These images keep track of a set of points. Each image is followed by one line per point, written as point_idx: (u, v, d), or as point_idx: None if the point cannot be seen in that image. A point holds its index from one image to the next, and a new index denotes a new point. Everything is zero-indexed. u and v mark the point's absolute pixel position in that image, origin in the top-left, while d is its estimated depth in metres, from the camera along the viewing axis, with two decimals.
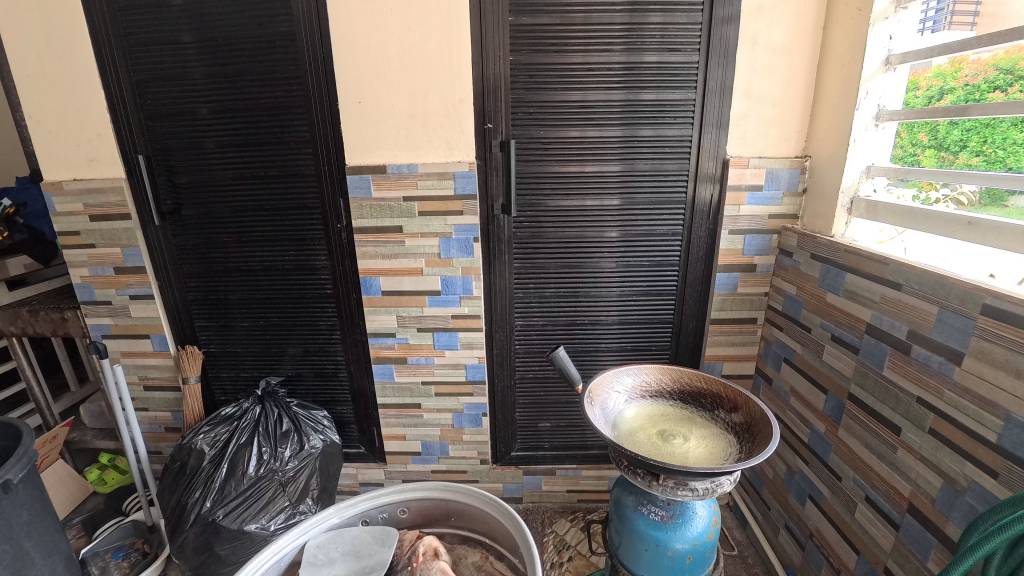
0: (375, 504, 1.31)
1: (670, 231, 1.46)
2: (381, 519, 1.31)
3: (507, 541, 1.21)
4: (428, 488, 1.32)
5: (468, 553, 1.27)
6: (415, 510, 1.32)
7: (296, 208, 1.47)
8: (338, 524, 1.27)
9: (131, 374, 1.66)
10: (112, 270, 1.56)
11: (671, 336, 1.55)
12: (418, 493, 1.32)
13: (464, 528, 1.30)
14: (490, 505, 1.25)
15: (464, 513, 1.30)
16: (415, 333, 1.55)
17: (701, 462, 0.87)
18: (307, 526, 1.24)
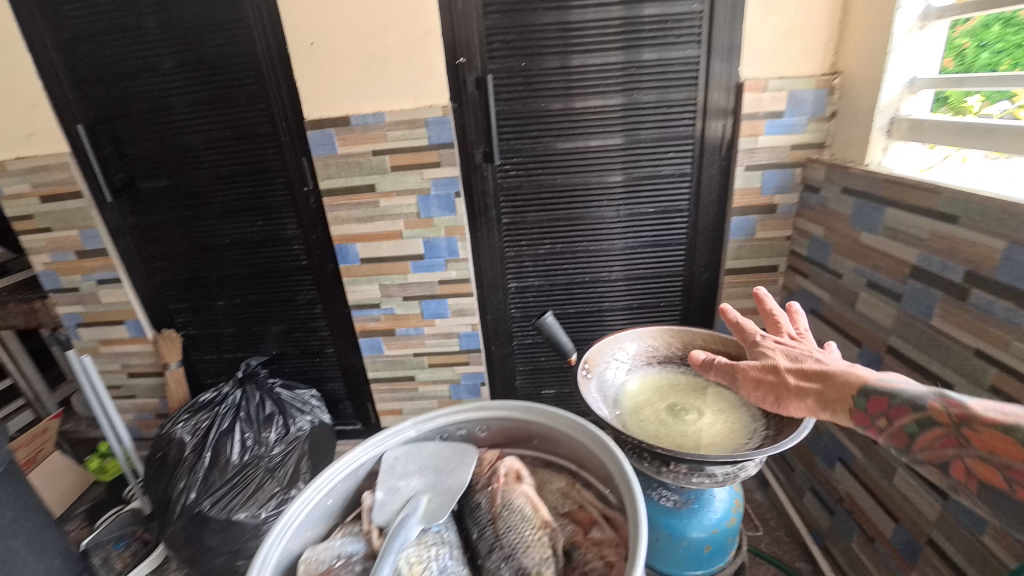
0: (454, 420, 0.97)
1: (677, 172, 1.28)
2: (459, 438, 0.98)
3: (601, 474, 0.85)
4: (516, 409, 0.95)
5: (553, 478, 0.92)
6: (497, 431, 0.98)
7: (256, 172, 1.32)
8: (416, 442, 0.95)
9: (112, 363, 1.58)
10: (74, 255, 1.45)
11: (681, 290, 1.40)
12: (504, 412, 0.96)
13: (554, 455, 0.94)
14: (579, 432, 0.88)
15: (554, 439, 0.93)
16: (401, 302, 1.43)
17: (726, 442, 0.75)
18: (379, 441, 0.94)
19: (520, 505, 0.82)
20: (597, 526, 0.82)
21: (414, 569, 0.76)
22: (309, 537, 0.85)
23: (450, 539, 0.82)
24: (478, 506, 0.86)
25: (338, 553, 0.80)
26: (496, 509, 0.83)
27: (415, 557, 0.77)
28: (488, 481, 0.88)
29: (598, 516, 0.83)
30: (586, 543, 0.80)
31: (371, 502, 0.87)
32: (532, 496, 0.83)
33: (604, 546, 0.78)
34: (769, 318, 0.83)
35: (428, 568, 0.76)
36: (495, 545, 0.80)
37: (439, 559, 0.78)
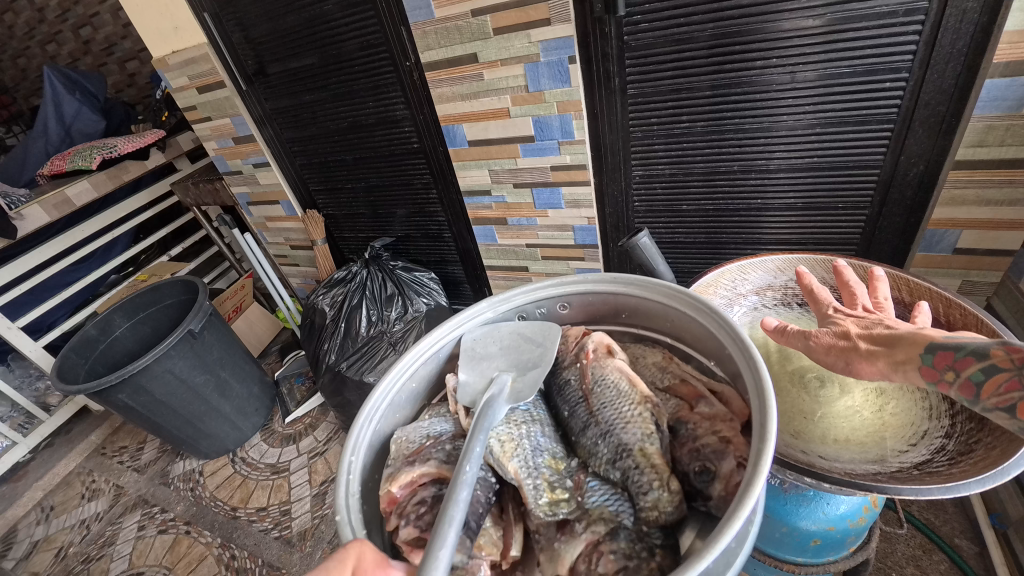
0: (531, 297, 0.69)
1: (898, 11, 0.84)
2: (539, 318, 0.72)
3: (706, 345, 0.61)
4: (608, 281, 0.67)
5: (647, 353, 0.69)
6: (581, 309, 0.71)
7: (364, 48, 1.22)
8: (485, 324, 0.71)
9: (277, 236, 1.81)
10: (232, 141, 1.58)
11: (874, 187, 1.03)
12: (585, 283, 0.68)
13: (649, 330, 0.69)
14: (680, 302, 0.62)
15: (654, 313, 0.66)
16: (512, 190, 1.32)
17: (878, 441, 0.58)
18: (444, 330, 0.66)
19: (614, 381, 0.61)
20: (705, 400, 0.59)
21: (506, 449, 0.56)
22: (396, 422, 0.63)
23: (541, 418, 0.63)
24: (564, 385, 0.66)
25: (427, 430, 0.59)
26: (588, 386, 0.63)
27: (506, 434, 0.58)
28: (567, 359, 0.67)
29: (705, 390, 0.60)
30: (695, 419, 0.58)
31: (456, 384, 0.64)
32: (626, 368, 0.63)
33: (718, 421, 0.56)
34: (844, 289, 0.65)
35: (522, 447, 0.57)
36: (589, 423, 0.61)
37: (531, 436, 0.59)
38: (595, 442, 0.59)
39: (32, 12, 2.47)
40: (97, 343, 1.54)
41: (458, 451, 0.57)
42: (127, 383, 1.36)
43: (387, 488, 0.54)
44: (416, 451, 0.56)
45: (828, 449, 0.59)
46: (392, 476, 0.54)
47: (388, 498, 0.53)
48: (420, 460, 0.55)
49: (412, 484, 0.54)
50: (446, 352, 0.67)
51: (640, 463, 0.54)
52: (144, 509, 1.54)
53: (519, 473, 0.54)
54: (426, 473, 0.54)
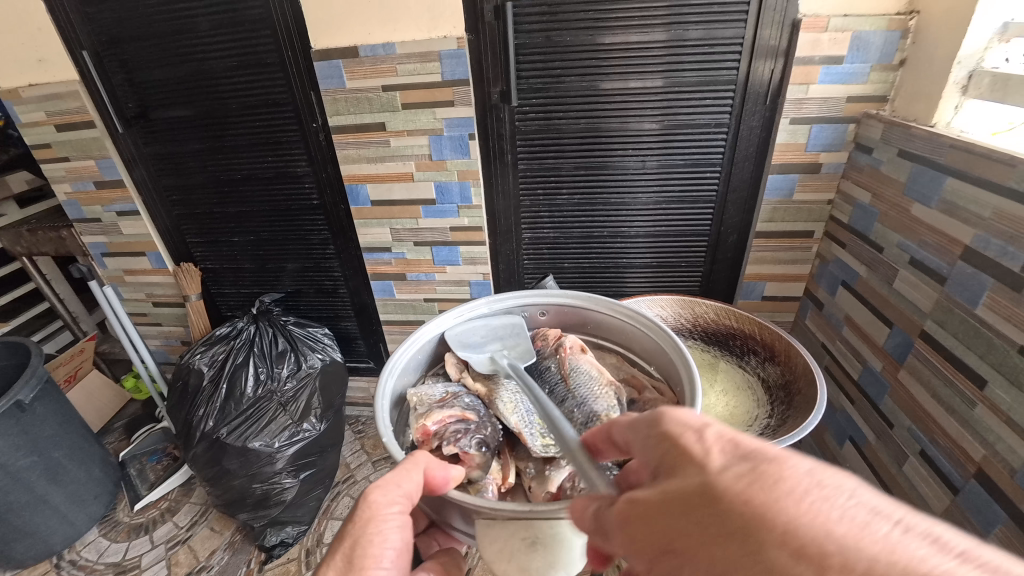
0: (521, 301, 0.87)
1: (713, 121, 1.16)
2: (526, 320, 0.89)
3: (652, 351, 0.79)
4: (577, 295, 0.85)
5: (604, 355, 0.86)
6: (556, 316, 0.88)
7: (266, 105, 1.25)
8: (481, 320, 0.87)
9: (137, 291, 1.63)
10: (93, 184, 1.44)
11: (706, 250, 1.32)
12: (565, 297, 0.86)
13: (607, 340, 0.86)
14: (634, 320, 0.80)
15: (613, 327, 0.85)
16: (412, 247, 1.40)
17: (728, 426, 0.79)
18: (450, 317, 0.83)
19: (586, 367, 0.75)
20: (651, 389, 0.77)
21: (508, 407, 0.73)
22: (405, 384, 0.78)
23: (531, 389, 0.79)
24: (543, 368, 0.78)
25: (445, 389, 0.75)
26: (565, 370, 0.75)
27: (508, 397, 0.74)
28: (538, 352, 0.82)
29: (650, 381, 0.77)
30: (645, 400, 0.74)
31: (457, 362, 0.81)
32: (595, 361, 0.77)
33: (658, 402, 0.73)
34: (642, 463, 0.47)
35: (518, 406, 0.73)
36: (566, 395, 0.73)
37: (524, 400, 0.75)
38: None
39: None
40: None
41: (473, 404, 0.73)
42: None
43: (422, 423, 0.69)
44: (441, 400, 0.72)
45: None
46: (427, 414, 0.69)
47: (423, 431, 0.68)
48: (446, 405, 0.71)
49: (444, 422, 0.69)
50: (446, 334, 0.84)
51: (605, 423, 0.68)
52: None
53: (517, 423, 0.70)
54: (452, 413, 0.69)
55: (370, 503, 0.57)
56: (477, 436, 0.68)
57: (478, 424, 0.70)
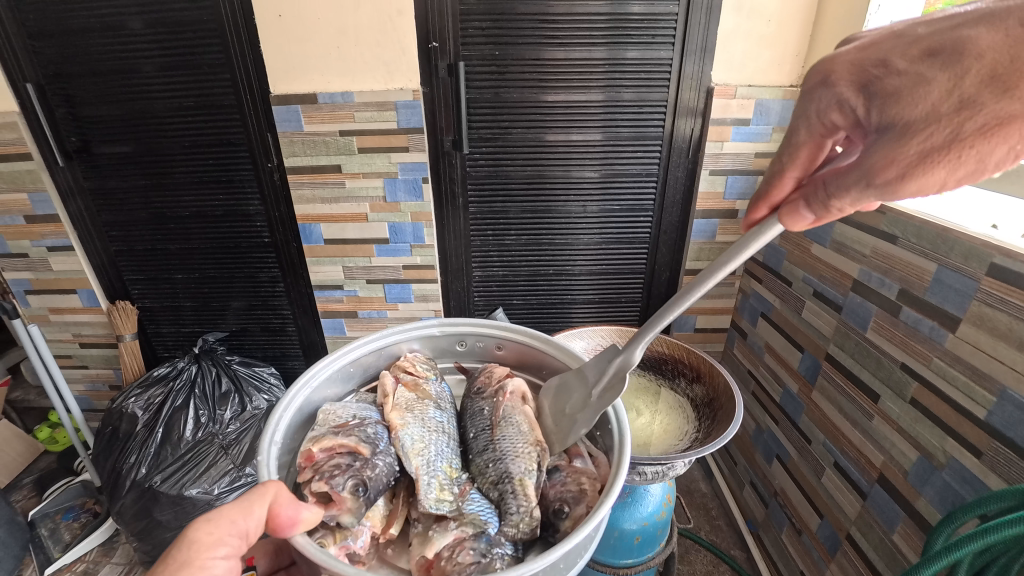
0: (476, 330, 0.93)
1: (644, 171, 1.29)
2: (476, 349, 0.94)
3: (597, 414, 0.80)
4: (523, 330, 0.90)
5: None
6: (512, 351, 0.93)
7: (220, 144, 1.27)
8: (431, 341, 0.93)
9: (63, 332, 1.53)
10: (23, 219, 1.37)
11: (642, 287, 1.44)
12: (512, 331, 0.91)
13: None
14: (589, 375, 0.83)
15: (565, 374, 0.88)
16: (365, 285, 1.42)
17: (661, 441, 0.89)
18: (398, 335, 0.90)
19: (517, 421, 0.78)
20: (581, 458, 0.78)
21: (416, 447, 0.74)
22: (329, 396, 0.82)
23: (449, 432, 0.81)
24: (477, 409, 0.83)
25: (356, 412, 0.76)
26: (495, 417, 0.79)
27: (419, 437, 0.76)
28: (479, 393, 0.85)
29: (585, 450, 0.79)
30: (568, 468, 0.75)
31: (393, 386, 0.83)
32: (529, 415, 0.81)
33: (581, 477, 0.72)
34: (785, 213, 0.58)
35: (428, 449, 0.75)
36: (488, 446, 0.77)
37: (437, 443, 0.77)
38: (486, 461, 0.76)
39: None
40: None
41: (372, 437, 0.72)
42: None
43: (310, 447, 0.69)
44: (342, 425, 0.73)
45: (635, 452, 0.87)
46: (318, 439, 0.69)
47: (308, 455, 0.68)
48: (344, 433, 0.71)
49: (332, 449, 0.69)
50: (392, 350, 0.90)
51: (516, 488, 0.70)
52: None
53: (419, 467, 0.71)
54: (344, 443, 0.69)
55: (191, 542, 0.54)
56: (356, 476, 0.66)
57: (366, 462, 0.68)
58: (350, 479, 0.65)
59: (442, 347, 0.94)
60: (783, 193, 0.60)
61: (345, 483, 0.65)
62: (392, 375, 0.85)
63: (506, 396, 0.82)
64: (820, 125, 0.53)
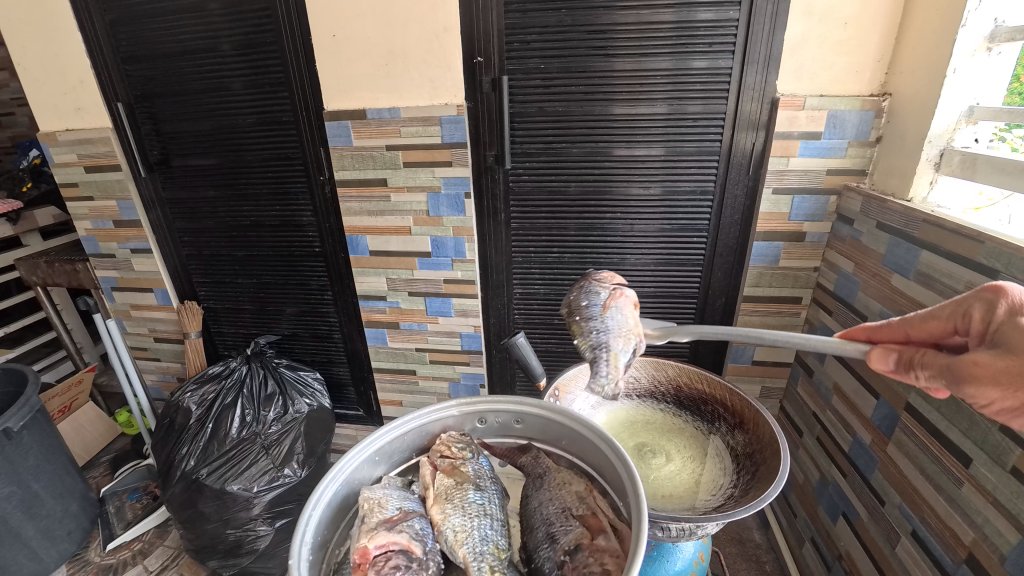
0: (496, 407, 0.89)
1: (698, 189, 1.20)
2: (496, 426, 0.91)
3: (619, 484, 0.76)
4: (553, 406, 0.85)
5: (572, 480, 0.81)
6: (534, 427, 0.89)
7: (278, 159, 1.34)
8: (454, 421, 0.90)
9: (140, 326, 1.68)
10: (112, 223, 1.52)
11: (695, 313, 1.33)
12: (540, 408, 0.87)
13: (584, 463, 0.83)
14: (606, 445, 0.79)
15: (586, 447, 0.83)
16: (406, 297, 1.43)
17: (692, 494, 0.83)
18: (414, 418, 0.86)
19: (626, 311, 0.78)
20: (604, 534, 0.72)
21: (458, 537, 0.72)
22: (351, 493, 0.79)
23: (493, 511, 0.78)
24: (591, 290, 0.81)
25: (401, 504, 0.75)
26: (608, 302, 0.78)
27: (461, 525, 0.73)
28: (596, 281, 0.82)
29: (607, 525, 0.73)
30: (591, 548, 0.69)
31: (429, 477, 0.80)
32: (637, 318, 0.79)
33: (603, 555, 0.68)
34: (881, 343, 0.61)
35: (472, 535, 0.72)
36: (593, 318, 0.77)
37: (481, 527, 0.74)
38: (541, 556, 0.74)
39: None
40: None
41: (421, 533, 0.71)
42: None
43: (363, 543, 0.66)
44: (391, 520, 0.71)
45: (657, 503, 0.81)
46: (371, 534, 0.67)
47: (361, 552, 0.66)
48: (394, 529, 0.69)
49: (386, 546, 0.67)
50: (413, 438, 0.87)
51: (610, 366, 0.74)
52: None
53: (467, 556, 0.70)
54: (397, 541, 0.68)
55: None
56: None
57: (420, 562, 0.68)
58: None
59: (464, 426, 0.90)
60: (890, 339, 0.61)
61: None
62: (429, 464, 0.82)
63: (620, 294, 0.79)
64: (961, 323, 0.54)
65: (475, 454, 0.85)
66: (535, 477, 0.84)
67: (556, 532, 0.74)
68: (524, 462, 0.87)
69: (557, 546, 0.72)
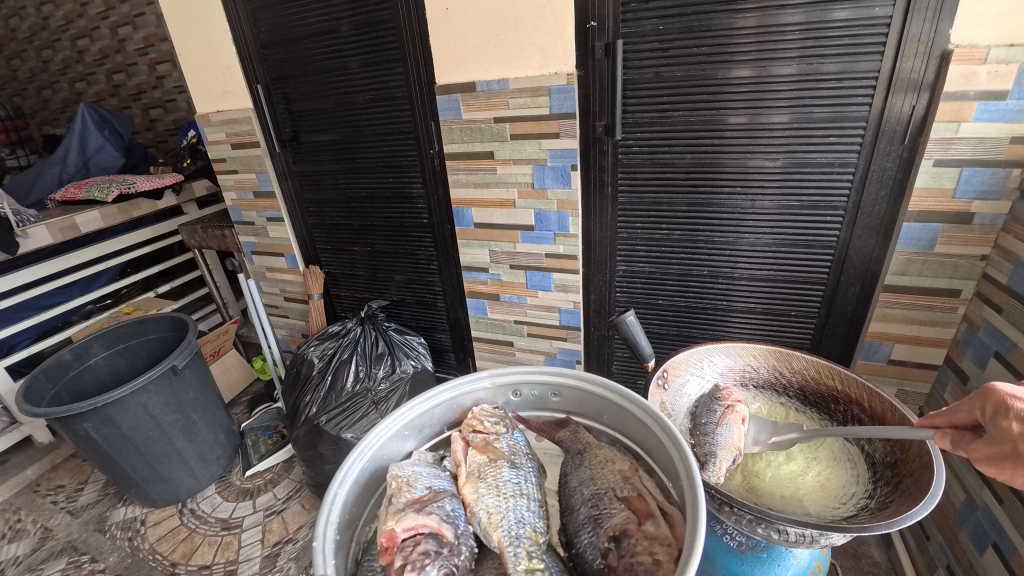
0: (529, 379, 0.94)
1: (836, 162, 1.06)
2: (531, 398, 0.96)
3: (667, 463, 0.78)
4: (587, 378, 0.90)
5: (614, 458, 0.83)
6: (571, 399, 0.94)
7: (392, 133, 1.40)
8: (484, 394, 0.95)
9: (273, 286, 1.89)
10: (251, 194, 1.71)
11: (820, 301, 1.20)
12: (578, 379, 0.91)
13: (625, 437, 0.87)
14: (653, 421, 0.80)
15: (627, 422, 0.87)
16: (508, 270, 1.45)
17: (815, 499, 0.77)
18: (445, 391, 0.92)
19: (732, 426, 0.82)
20: (652, 519, 0.72)
21: (492, 520, 0.73)
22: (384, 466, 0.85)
23: (528, 491, 0.79)
24: (709, 407, 0.87)
25: (430, 483, 0.77)
26: (720, 420, 0.83)
27: (494, 506, 0.74)
28: (714, 396, 0.88)
29: (655, 509, 0.73)
30: (638, 535, 0.69)
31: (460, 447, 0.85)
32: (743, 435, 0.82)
33: (655, 542, 0.68)
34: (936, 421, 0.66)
35: (506, 518, 0.73)
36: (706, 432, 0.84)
37: (516, 509, 0.75)
38: (583, 542, 0.74)
39: (73, 7, 2.60)
40: (69, 369, 1.52)
41: (451, 516, 0.72)
42: (97, 412, 1.35)
43: (391, 527, 0.69)
44: (419, 501, 0.73)
45: (774, 503, 0.77)
46: (398, 518, 0.69)
47: (389, 535, 0.68)
48: (422, 512, 0.70)
49: (414, 530, 0.68)
50: (447, 409, 0.92)
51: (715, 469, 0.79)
52: (72, 557, 1.45)
53: (501, 540, 0.70)
54: (426, 524, 0.69)
55: None
56: (444, 564, 0.66)
57: (450, 547, 0.68)
58: (440, 565, 0.65)
59: (496, 400, 0.96)
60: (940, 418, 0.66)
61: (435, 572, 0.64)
62: (461, 438, 0.86)
63: (733, 412, 0.83)
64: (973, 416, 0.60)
65: (509, 429, 0.88)
66: (574, 453, 0.88)
67: (598, 517, 0.74)
68: (562, 436, 0.92)
69: (599, 533, 0.73)
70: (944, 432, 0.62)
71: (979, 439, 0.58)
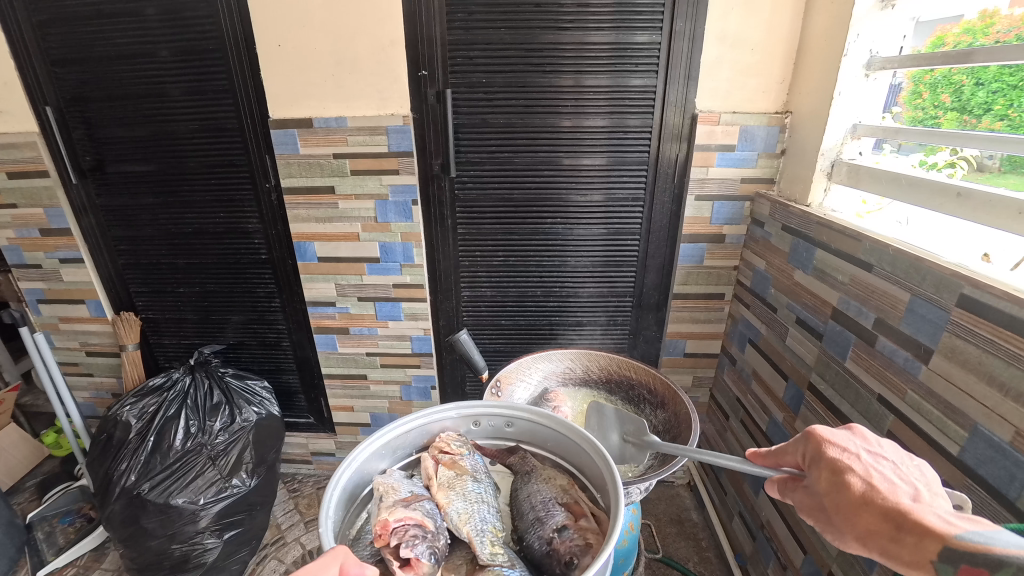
0: (490, 412, 0.98)
1: (631, 196, 1.30)
2: (489, 428, 0.99)
3: (599, 480, 0.86)
4: (538, 413, 0.94)
5: (555, 475, 0.90)
6: (524, 431, 0.98)
7: (222, 165, 1.33)
8: (452, 423, 0.98)
9: (70, 340, 1.60)
10: (38, 231, 1.45)
11: (631, 310, 1.42)
12: (530, 414, 0.95)
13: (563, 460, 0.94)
14: (587, 444, 0.88)
15: (566, 447, 0.93)
16: (356, 302, 1.46)
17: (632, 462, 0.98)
18: (419, 419, 0.95)
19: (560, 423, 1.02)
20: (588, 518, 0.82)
21: (464, 517, 0.82)
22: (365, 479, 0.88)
23: (489, 499, 0.88)
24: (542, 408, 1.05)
25: (412, 488, 0.85)
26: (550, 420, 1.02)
27: (464, 508, 0.83)
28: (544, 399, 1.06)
29: (589, 510, 0.84)
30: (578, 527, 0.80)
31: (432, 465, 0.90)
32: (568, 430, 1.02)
33: (588, 532, 0.80)
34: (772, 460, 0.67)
35: (473, 517, 0.82)
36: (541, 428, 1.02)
37: (480, 510, 0.84)
38: (532, 536, 0.83)
39: None
40: None
41: (432, 512, 0.80)
42: None
43: (385, 516, 0.76)
44: (406, 499, 0.81)
45: None
46: (391, 510, 0.77)
47: (383, 524, 0.75)
48: (410, 507, 0.78)
49: (404, 520, 0.76)
50: (418, 434, 0.95)
51: None
52: None
53: (470, 532, 0.79)
54: (414, 516, 0.77)
55: None
56: (432, 545, 0.75)
57: (433, 534, 0.77)
58: (427, 547, 0.74)
59: (460, 429, 0.99)
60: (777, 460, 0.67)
61: (424, 551, 0.73)
62: (431, 456, 0.91)
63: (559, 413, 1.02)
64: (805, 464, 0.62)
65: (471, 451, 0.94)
66: (522, 474, 0.93)
67: (543, 516, 0.84)
68: (512, 462, 0.97)
69: (546, 527, 0.82)
70: (775, 479, 0.65)
71: (808, 489, 0.60)
